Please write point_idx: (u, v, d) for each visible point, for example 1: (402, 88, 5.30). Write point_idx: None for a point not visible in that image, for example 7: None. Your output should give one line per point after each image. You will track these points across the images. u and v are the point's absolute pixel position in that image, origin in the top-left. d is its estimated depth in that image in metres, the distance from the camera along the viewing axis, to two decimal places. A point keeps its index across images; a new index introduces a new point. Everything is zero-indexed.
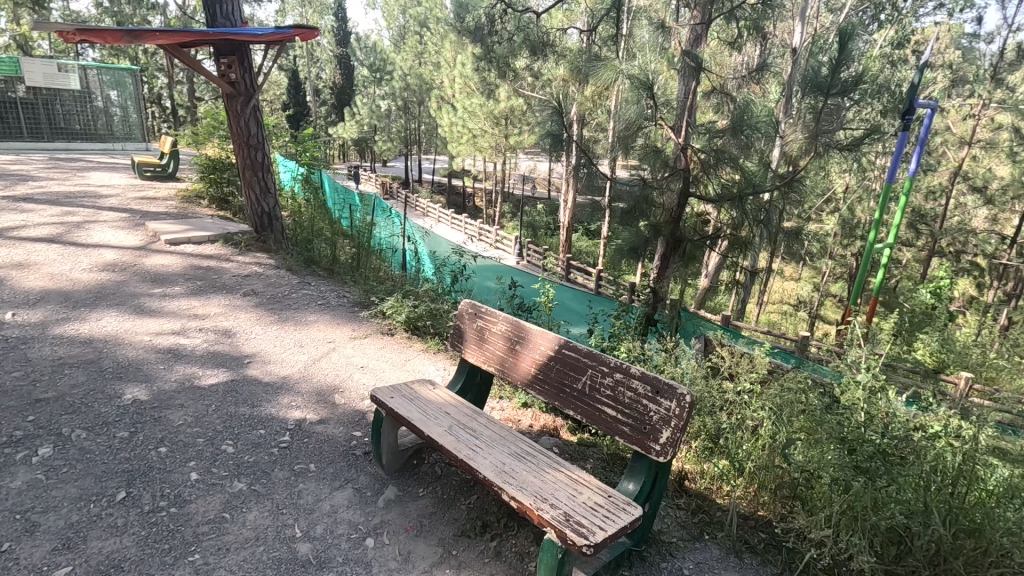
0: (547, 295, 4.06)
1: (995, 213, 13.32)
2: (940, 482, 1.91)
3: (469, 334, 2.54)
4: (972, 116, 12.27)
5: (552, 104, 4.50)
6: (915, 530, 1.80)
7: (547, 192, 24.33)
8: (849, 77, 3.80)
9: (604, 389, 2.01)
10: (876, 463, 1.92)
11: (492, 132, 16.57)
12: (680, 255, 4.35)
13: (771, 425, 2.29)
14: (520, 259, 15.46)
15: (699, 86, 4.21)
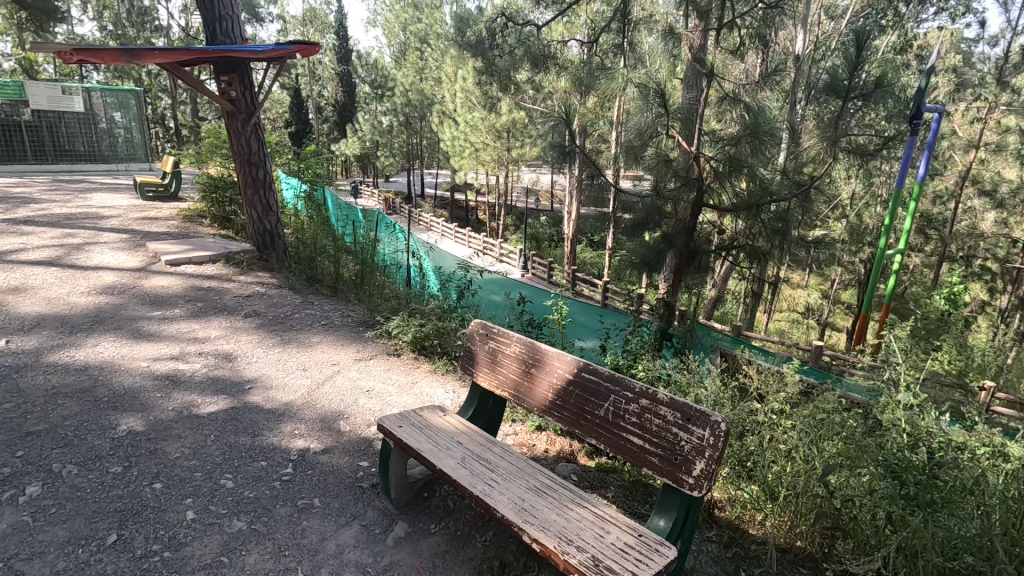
0: (560, 311, 3.87)
1: (1005, 216, 13.16)
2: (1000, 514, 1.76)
3: (481, 356, 2.40)
4: (979, 119, 12.15)
5: (558, 114, 4.41)
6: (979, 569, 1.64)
7: (551, 204, 24.30)
8: (867, 79, 3.66)
9: (628, 416, 1.87)
10: (930, 492, 1.77)
11: (494, 146, 16.54)
12: (695, 267, 4.24)
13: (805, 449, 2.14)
14: (525, 272, 15.36)
15: (709, 94, 4.10)
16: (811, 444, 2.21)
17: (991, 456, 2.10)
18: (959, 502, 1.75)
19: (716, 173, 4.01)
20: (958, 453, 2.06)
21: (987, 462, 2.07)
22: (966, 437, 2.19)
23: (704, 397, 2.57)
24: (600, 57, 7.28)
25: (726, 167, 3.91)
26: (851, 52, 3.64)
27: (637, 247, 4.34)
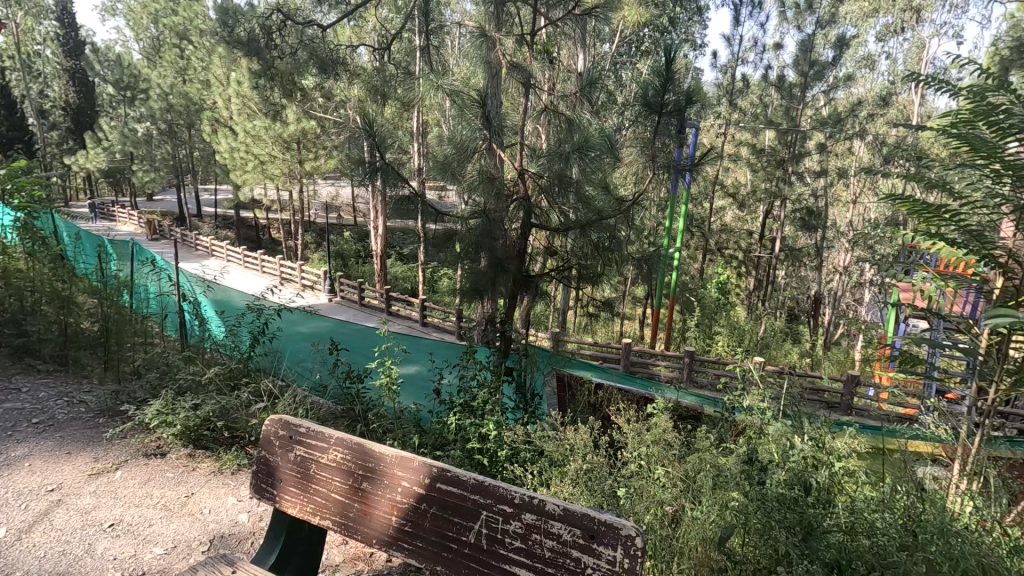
0: (390, 373, 3.15)
1: (744, 214, 15.89)
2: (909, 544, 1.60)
3: (286, 471, 1.67)
4: (721, 133, 14.41)
5: (361, 125, 3.81)
6: None
7: (354, 218, 22.89)
8: (676, 97, 3.96)
9: (510, 540, 1.33)
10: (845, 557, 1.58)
11: (283, 158, 14.74)
12: (529, 290, 4.14)
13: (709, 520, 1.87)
14: (332, 295, 14.05)
15: (535, 108, 4.13)
16: (709, 512, 1.98)
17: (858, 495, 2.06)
18: (880, 561, 1.56)
19: (542, 189, 4.02)
20: (836, 497, 1.97)
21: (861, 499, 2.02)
22: (833, 472, 2.17)
23: (583, 470, 2.40)
24: (397, 64, 6.70)
25: (553, 184, 3.96)
26: (665, 71, 3.92)
27: (467, 273, 4.10)
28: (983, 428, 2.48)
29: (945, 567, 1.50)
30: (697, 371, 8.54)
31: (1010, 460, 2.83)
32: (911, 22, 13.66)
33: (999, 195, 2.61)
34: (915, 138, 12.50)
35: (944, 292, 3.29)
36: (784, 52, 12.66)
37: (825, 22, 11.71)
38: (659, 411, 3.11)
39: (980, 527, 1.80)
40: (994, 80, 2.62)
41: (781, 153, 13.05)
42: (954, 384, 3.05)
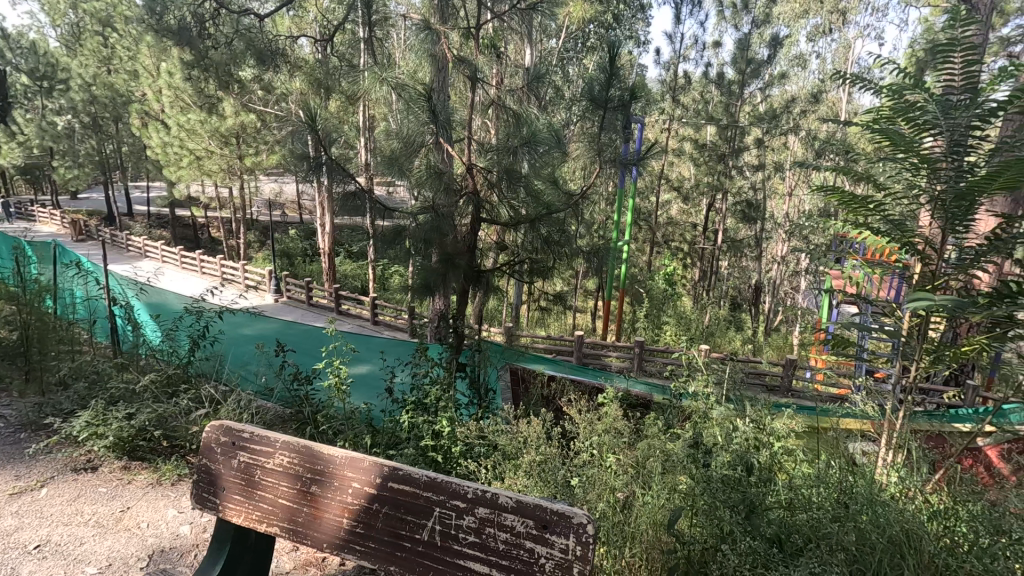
0: (339, 373, 3.08)
1: (688, 208, 16.40)
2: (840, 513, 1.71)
3: (230, 478, 1.60)
4: (665, 129, 14.81)
5: (303, 118, 3.70)
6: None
7: (300, 215, 22.18)
8: (621, 92, 4.03)
9: (464, 536, 1.32)
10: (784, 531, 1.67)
11: (221, 153, 14.10)
12: (481, 285, 4.14)
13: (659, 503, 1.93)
14: (278, 296, 13.59)
15: (482, 102, 4.12)
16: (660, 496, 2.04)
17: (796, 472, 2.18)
18: (815, 532, 1.66)
19: (491, 184, 4.03)
20: (775, 474, 2.07)
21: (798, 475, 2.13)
22: (772, 451, 2.28)
23: (536, 462, 2.42)
24: (340, 56, 6.53)
25: (502, 178, 3.97)
26: (609, 66, 3.99)
27: (418, 269, 4.07)
28: (906, 404, 2.66)
29: (873, 534, 1.60)
30: (646, 361, 8.77)
31: (930, 433, 3.05)
32: (838, 24, 14.44)
33: (916, 187, 2.80)
34: (844, 133, 13.23)
35: (870, 278, 3.50)
36: (722, 50, 13.10)
37: (760, 22, 12.21)
38: (610, 400, 3.18)
39: (904, 495, 1.93)
40: (911, 79, 2.80)
41: (722, 147, 13.53)
42: (881, 364, 3.25)
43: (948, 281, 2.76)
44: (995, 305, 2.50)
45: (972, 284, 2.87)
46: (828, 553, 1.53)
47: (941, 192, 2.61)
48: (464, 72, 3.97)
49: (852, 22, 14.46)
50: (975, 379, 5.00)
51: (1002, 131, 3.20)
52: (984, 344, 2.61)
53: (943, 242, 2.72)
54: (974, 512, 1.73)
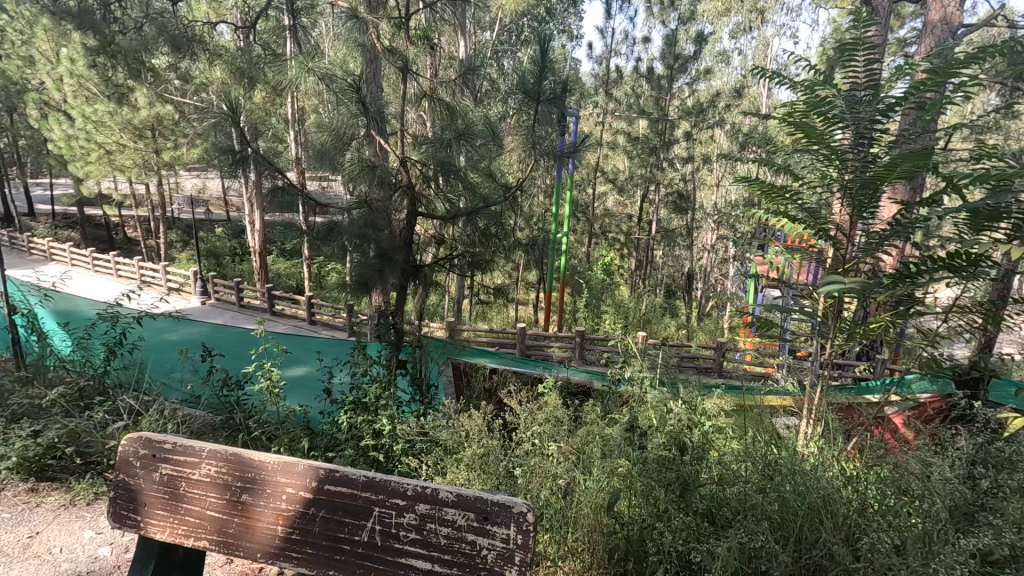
0: (272, 376, 2.96)
1: (623, 199, 16.86)
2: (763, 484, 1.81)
3: (150, 494, 1.48)
4: (599, 122, 15.12)
5: (223, 109, 3.51)
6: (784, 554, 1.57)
7: (227, 212, 21.07)
8: (553, 85, 4.07)
9: (405, 533, 1.30)
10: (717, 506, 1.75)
11: (135, 147, 13.15)
12: (419, 279, 4.10)
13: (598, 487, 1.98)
14: (205, 298, 12.88)
15: (414, 95, 4.06)
16: (598, 480, 2.09)
17: (724, 449, 2.29)
18: (743, 504, 1.75)
19: (426, 178, 3.99)
20: (706, 452, 2.17)
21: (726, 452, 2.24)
22: (702, 429, 2.39)
23: (477, 456, 2.43)
24: (263, 44, 6.23)
25: (437, 172, 3.94)
26: (540, 60, 4.02)
27: (354, 266, 3.98)
28: (822, 380, 2.85)
29: (794, 501, 1.71)
30: (587, 350, 8.96)
31: (844, 405, 3.30)
32: (757, 22, 15.21)
33: (828, 177, 2.99)
34: (765, 126, 13.99)
35: (790, 264, 3.73)
36: (651, 45, 13.49)
37: (686, 18, 12.67)
38: (549, 390, 3.23)
39: (822, 463, 2.08)
40: (821, 75, 2.98)
41: (654, 140, 13.97)
42: (799, 343, 3.48)
43: (857, 263, 2.97)
44: (898, 285, 2.72)
45: (879, 265, 3.10)
46: (754, 523, 1.63)
47: (848, 181, 2.81)
48: (395, 61, 3.89)
49: (769, 21, 15.28)
50: (882, 353, 5.45)
51: (900, 123, 3.47)
52: (888, 321, 2.83)
53: (851, 227, 2.93)
54: (881, 475, 1.88)
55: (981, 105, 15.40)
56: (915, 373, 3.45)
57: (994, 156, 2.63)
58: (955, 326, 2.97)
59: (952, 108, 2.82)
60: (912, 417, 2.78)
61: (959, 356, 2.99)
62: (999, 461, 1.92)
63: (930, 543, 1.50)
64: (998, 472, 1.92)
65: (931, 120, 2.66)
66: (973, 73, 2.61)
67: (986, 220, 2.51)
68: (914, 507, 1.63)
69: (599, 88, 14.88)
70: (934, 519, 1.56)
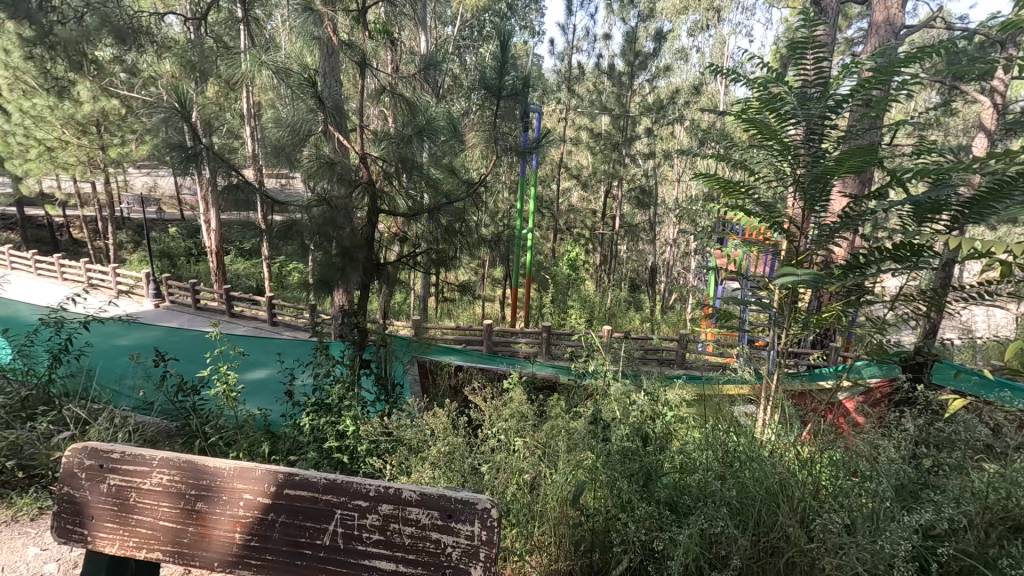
0: (229, 381, 2.87)
1: (587, 195, 17.00)
2: (723, 471, 1.86)
3: (97, 507, 1.41)
4: (562, 118, 15.21)
5: (171, 104, 3.38)
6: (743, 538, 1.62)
7: (180, 211, 20.31)
8: (514, 81, 4.07)
9: (368, 535, 1.28)
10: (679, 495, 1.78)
11: (78, 143, 12.53)
12: (381, 278, 4.04)
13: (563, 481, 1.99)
14: (159, 300, 12.39)
15: (372, 90, 4.00)
16: (564, 473, 2.11)
17: (686, 438, 2.33)
18: (705, 491, 1.79)
19: (388, 174, 3.94)
20: (669, 442, 2.21)
21: (688, 441, 2.29)
22: (665, 420, 2.43)
23: (442, 454, 2.41)
24: (214, 37, 6.01)
25: (398, 169, 3.89)
26: (501, 56, 4.01)
27: (314, 264, 3.89)
28: (778, 368, 2.95)
29: (752, 486, 1.76)
30: (554, 345, 9.03)
31: (799, 392, 3.42)
32: (714, 21, 15.57)
33: (781, 172, 3.08)
34: (722, 123, 14.36)
35: (747, 257, 3.84)
36: (612, 42, 13.64)
37: (645, 16, 12.86)
38: (515, 386, 3.23)
39: (779, 448, 2.14)
40: (774, 73, 3.07)
41: (616, 136, 14.14)
42: (757, 333, 3.58)
43: (810, 255, 3.08)
44: (847, 276, 2.83)
45: (830, 257, 3.22)
46: (714, 509, 1.67)
47: (800, 175, 2.90)
48: (351, 55, 3.81)
49: (725, 20, 15.66)
50: (834, 340, 5.69)
51: (848, 119, 3.60)
52: (840, 310, 2.95)
53: (804, 220, 3.03)
54: (833, 458, 1.96)
55: (921, 102, 16.20)
56: (864, 359, 3.60)
57: (934, 150, 2.75)
58: (901, 313, 3.11)
59: (894, 105, 2.95)
60: (861, 402, 2.91)
61: (904, 342, 3.13)
62: (939, 440, 2.03)
63: (878, 522, 1.57)
64: (940, 450, 2.03)
65: (875, 116, 2.78)
66: (915, 72, 2.73)
67: (927, 213, 2.63)
68: (862, 488, 1.71)
69: (561, 85, 14.96)
70: (881, 499, 1.63)
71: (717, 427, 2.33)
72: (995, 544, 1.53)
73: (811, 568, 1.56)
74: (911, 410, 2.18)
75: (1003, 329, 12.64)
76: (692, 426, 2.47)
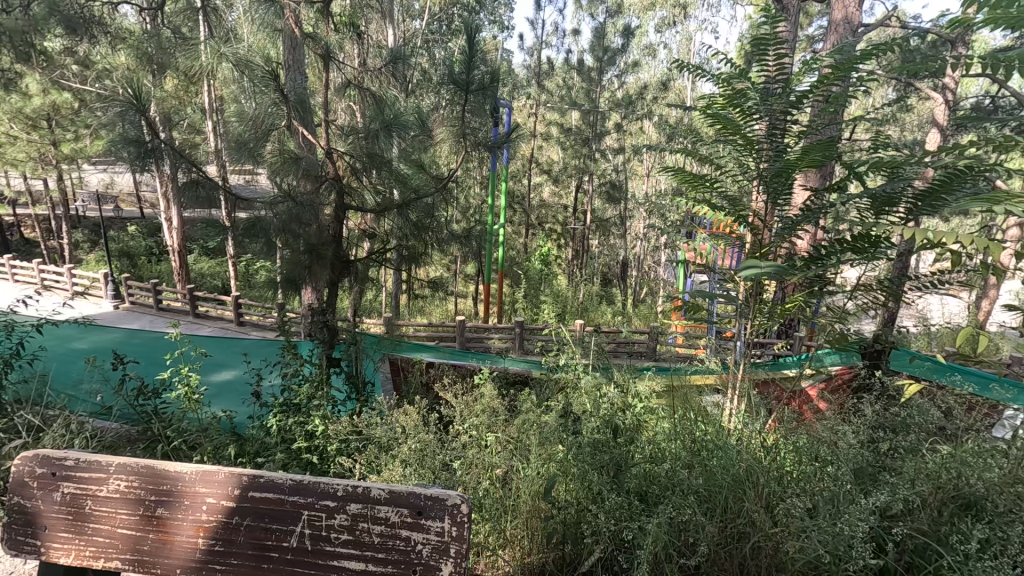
0: (192, 383, 2.79)
1: (558, 190, 17.08)
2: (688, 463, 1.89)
3: (51, 516, 1.35)
4: (532, 112, 15.23)
5: (125, 97, 3.25)
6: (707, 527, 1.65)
7: (140, 209, 19.63)
8: (482, 75, 4.05)
9: (337, 535, 1.26)
10: (646, 486, 1.81)
11: (28, 139, 11.99)
12: (349, 275, 4.00)
13: (533, 474, 2.00)
14: (118, 301, 11.95)
15: (338, 84, 3.93)
16: (535, 469, 2.13)
17: (653, 429, 2.37)
18: (673, 482, 1.82)
19: (355, 170, 3.89)
20: (638, 434, 2.24)
21: (656, 433, 2.32)
22: (632, 411, 2.47)
23: (413, 452, 2.41)
24: (172, 29, 5.82)
25: (365, 164, 3.84)
26: (469, 49, 3.98)
27: (280, 262, 3.81)
28: (743, 358, 3.01)
29: (718, 474, 1.80)
30: (526, 340, 9.06)
31: (765, 381, 3.51)
32: (680, 17, 15.81)
33: (745, 166, 3.14)
34: (689, 117, 14.60)
35: (715, 250, 3.92)
36: (581, 37, 13.73)
37: (612, 12, 12.99)
38: (486, 381, 3.23)
39: (744, 435, 2.19)
40: (738, 69, 3.12)
41: (586, 131, 14.23)
42: (725, 324, 3.65)
43: (774, 248, 3.15)
44: (809, 267, 2.91)
45: (793, 249, 3.30)
46: (681, 497, 1.70)
47: (763, 168, 2.97)
48: (315, 47, 3.73)
49: (691, 17, 15.91)
50: (798, 331, 5.84)
51: (809, 113, 3.69)
52: (802, 301, 3.03)
53: (767, 213, 3.10)
54: (795, 444, 2.01)
55: (879, 98, 16.79)
56: (826, 348, 3.70)
57: (890, 145, 2.84)
58: (861, 303, 3.21)
59: (853, 101, 3.03)
60: (823, 389, 3.00)
61: (863, 331, 3.23)
62: (895, 424, 2.10)
63: (838, 504, 1.61)
64: (896, 434, 2.10)
65: (835, 111, 2.84)
66: (872, 68, 2.81)
67: (883, 205, 2.72)
68: (823, 472, 1.76)
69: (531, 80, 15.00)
70: (841, 482, 1.69)
71: (685, 417, 2.37)
72: (947, 521, 1.59)
73: (774, 551, 1.61)
74: (868, 396, 2.26)
75: (954, 315, 13.32)
76: (660, 417, 2.51)
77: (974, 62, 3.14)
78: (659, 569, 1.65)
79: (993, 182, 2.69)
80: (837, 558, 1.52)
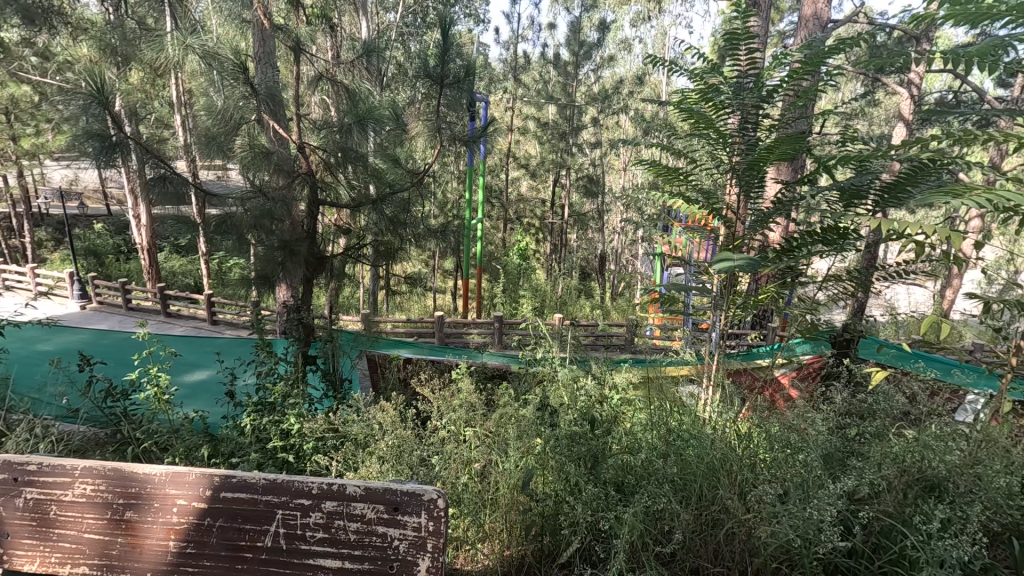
0: (162, 383, 2.71)
1: (535, 184, 17.09)
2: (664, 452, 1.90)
3: (12, 522, 1.30)
4: (509, 107, 15.18)
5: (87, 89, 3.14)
6: (682, 516, 1.68)
7: (107, 206, 19.03)
8: (457, 68, 4.02)
9: (312, 533, 1.25)
10: (624, 476, 1.82)
11: None
12: (323, 271, 3.94)
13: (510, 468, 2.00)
14: (86, 301, 11.59)
15: (309, 77, 3.86)
16: (514, 464, 2.13)
17: (632, 420, 2.38)
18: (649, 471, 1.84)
19: (329, 165, 3.83)
20: (616, 425, 2.26)
21: (634, 425, 2.34)
22: (610, 402, 2.49)
23: (391, 449, 2.38)
24: (135, 17, 5.63)
25: (338, 159, 3.78)
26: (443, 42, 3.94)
27: (252, 259, 3.75)
28: (718, 349, 3.05)
29: (693, 463, 1.83)
30: (505, 335, 9.07)
31: (738, 370, 3.56)
32: (655, 11, 15.90)
33: (719, 160, 3.18)
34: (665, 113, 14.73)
35: (690, 242, 3.96)
36: (556, 31, 13.73)
37: (588, 6, 12.99)
38: (464, 376, 3.21)
39: (718, 424, 2.22)
40: (711, 65, 3.15)
41: (563, 125, 14.25)
42: (699, 315, 3.68)
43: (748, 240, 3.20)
44: (781, 259, 2.97)
45: (765, 241, 3.35)
46: (657, 486, 1.71)
47: (735, 162, 3.01)
48: (285, 38, 3.65)
49: (666, 12, 16.00)
50: (771, 321, 5.93)
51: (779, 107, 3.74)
52: (774, 292, 3.08)
53: (740, 205, 3.13)
54: (767, 433, 2.05)
55: (847, 93, 17.20)
56: (798, 337, 3.76)
57: (857, 138, 2.90)
58: (831, 294, 3.28)
59: (822, 95, 3.09)
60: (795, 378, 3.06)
61: (833, 320, 3.30)
62: (863, 410, 2.16)
63: (808, 490, 1.65)
64: (864, 420, 2.15)
65: (804, 105, 2.89)
66: (838, 63, 2.87)
67: (851, 198, 2.78)
68: (794, 459, 1.79)
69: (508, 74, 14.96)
70: (810, 467, 1.72)
71: (662, 408, 2.39)
72: (911, 503, 1.64)
73: (747, 536, 1.64)
74: (837, 384, 2.31)
75: (921, 305, 13.75)
76: (637, 409, 2.53)
77: (937, 58, 3.23)
78: (636, 558, 1.67)
79: (955, 173, 2.77)
80: (808, 540, 1.55)
